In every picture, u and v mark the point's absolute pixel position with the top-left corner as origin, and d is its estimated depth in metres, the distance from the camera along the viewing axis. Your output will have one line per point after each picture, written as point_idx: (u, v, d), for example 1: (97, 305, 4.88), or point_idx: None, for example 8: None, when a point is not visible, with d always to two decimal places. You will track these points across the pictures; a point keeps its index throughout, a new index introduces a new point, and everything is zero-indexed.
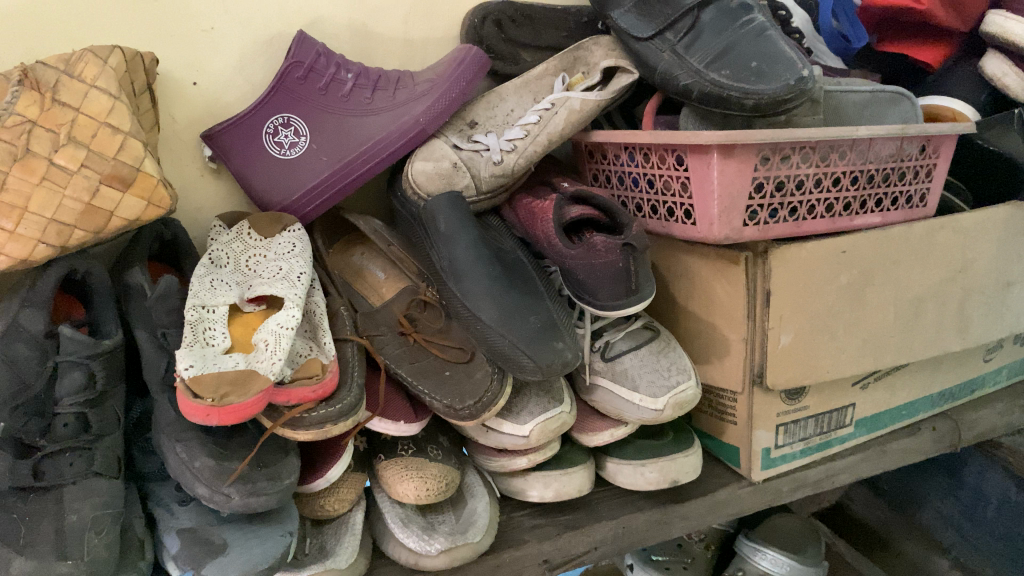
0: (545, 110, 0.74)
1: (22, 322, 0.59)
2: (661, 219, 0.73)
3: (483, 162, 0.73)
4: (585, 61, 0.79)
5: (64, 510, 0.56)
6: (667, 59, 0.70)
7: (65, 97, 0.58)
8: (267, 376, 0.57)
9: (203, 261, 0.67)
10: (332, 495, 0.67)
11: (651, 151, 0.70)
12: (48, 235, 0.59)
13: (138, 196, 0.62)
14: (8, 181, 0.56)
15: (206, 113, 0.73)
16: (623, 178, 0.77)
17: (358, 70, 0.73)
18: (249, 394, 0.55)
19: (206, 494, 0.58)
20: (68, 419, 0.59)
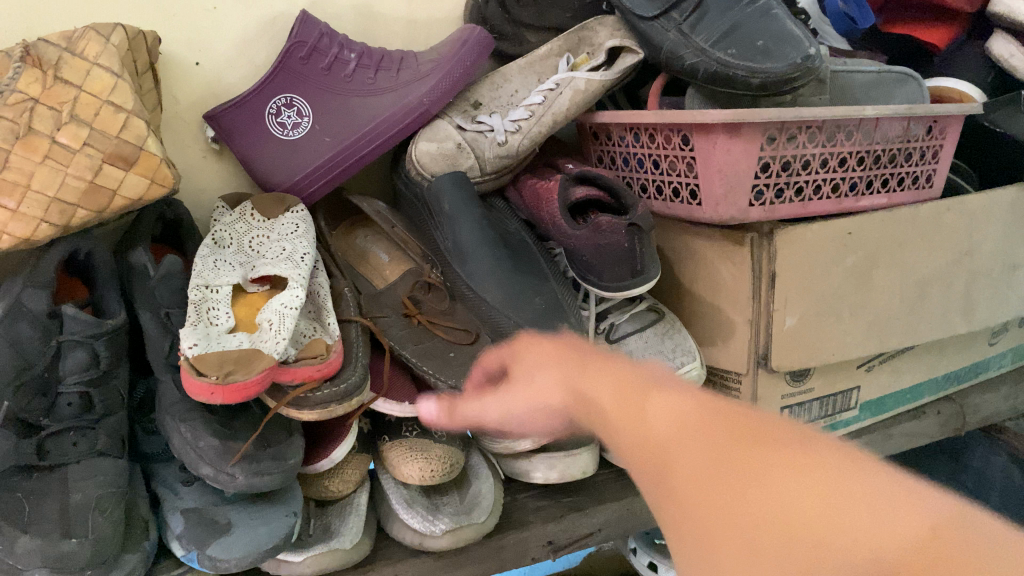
0: (550, 90, 0.74)
1: (25, 302, 0.58)
2: (667, 200, 0.72)
3: (486, 143, 0.73)
4: (589, 41, 0.77)
5: (69, 489, 0.57)
6: (673, 38, 0.70)
7: (67, 74, 0.58)
8: (271, 354, 0.57)
9: (206, 241, 0.66)
10: (336, 476, 0.67)
11: (656, 131, 0.69)
12: (51, 214, 0.59)
13: (141, 175, 0.61)
14: (10, 160, 0.56)
15: (209, 94, 0.73)
16: (628, 159, 0.75)
17: (361, 49, 0.73)
18: (254, 372, 0.55)
19: (211, 473, 0.59)
20: (72, 398, 0.59)
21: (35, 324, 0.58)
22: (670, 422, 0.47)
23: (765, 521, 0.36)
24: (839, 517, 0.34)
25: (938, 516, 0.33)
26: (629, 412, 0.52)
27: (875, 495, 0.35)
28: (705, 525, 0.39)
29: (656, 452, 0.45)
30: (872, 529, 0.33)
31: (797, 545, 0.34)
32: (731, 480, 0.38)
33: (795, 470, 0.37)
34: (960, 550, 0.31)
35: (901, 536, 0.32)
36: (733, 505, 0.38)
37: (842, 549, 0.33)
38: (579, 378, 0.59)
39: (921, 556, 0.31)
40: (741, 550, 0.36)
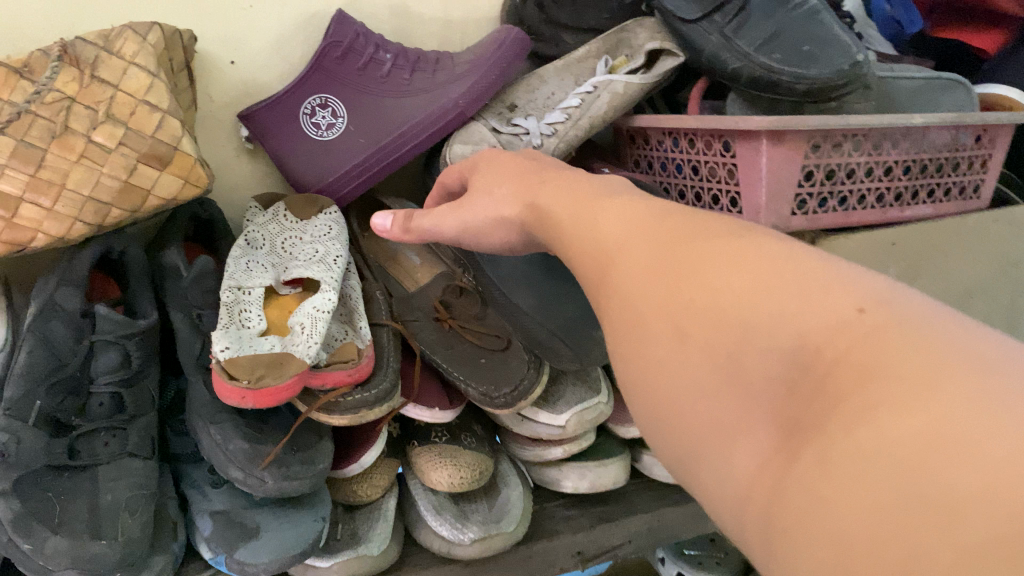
0: (587, 93, 0.72)
1: (59, 299, 0.58)
2: (705, 207, 0.71)
3: (521, 146, 0.73)
4: (628, 43, 0.76)
5: (99, 489, 0.56)
6: (715, 42, 0.68)
7: (104, 73, 0.58)
8: (303, 359, 0.56)
9: (239, 242, 0.66)
10: (364, 481, 0.67)
11: (696, 136, 0.68)
12: (85, 213, 0.59)
13: (176, 174, 0.62)
14: (46, 159, 0.56)
15: (244, 93, 0.72)
16: (665, 165, 0.74)
17: (396, 50, 0.72)
18: (285, 377, 0.54)
19: (240, 477, 0.58)
20: (104, 398, 0.60)
21: (68, 323, 0.58)
22: (603, 219, 0.40)
23: (678, 316, 0.31)
24: (749, 299, 0.29)
25: (865, 291, 0.28)
26: (585, 204, 0.43)
27: (804, 275, 0.29)
28: (630, 328, 0.34)
29: (608, 256, 0.38)
30: (794, 319, 0.27)
31: (710, 346, 0.30)
32: (662, 266, 0.33)
33: (707, 265, 0.31)
34: (888, 336, 0.25)
35: (826, 322, 0.27)
36: (644, 296, 0.33)
37: (767, 333, 0.28)
38: (541, 189, 0.48)
39: (835, 338, 0.26)
40: (658, 362, 0.32)
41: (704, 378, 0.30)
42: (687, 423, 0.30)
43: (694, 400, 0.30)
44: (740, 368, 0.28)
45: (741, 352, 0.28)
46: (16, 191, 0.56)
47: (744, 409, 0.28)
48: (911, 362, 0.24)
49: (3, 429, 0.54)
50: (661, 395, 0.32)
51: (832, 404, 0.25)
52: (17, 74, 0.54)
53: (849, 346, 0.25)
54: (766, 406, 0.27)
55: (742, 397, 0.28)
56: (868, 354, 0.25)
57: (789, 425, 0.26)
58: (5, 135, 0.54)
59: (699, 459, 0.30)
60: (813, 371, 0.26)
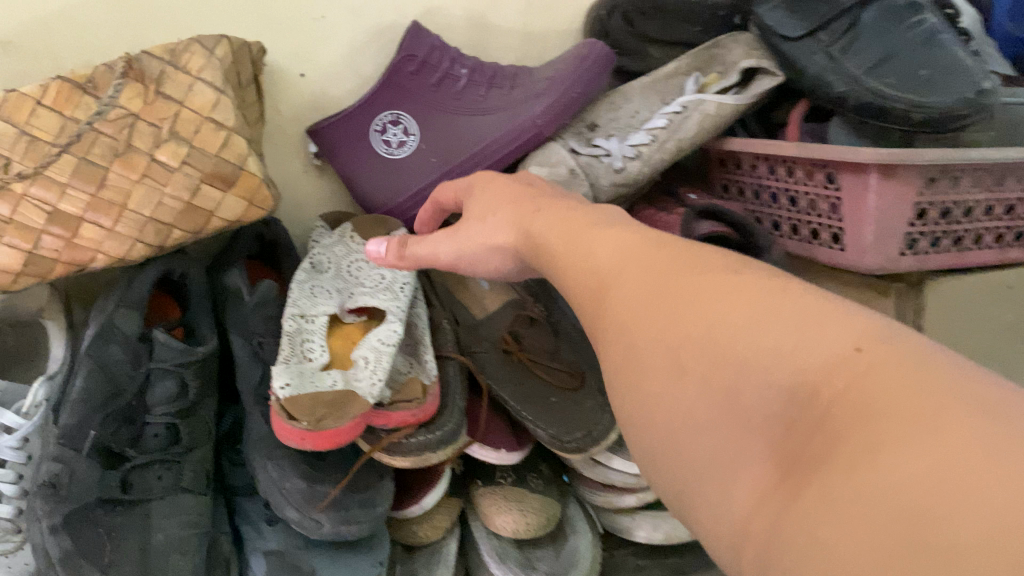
0: (675, 113, 0.67)
1: (118, 322, 0.56)
2: (803, 241, 0.65)
3: (602, 168, 0.68)
4: (721, 60, 0.71)
5: (151, 527, 0.54)
6: (820, 62, 0.62)
7: (169, 89, 0.54)
8: (366, 400, 0.52)
9: (303, 265, 0.63)
10: (426, 522, 0.63)
11: (796, 164, 0.62)
12: (146, 233, 0.56)
13: (240, 197, 0.58)
14: (108, 177, 0.53)
15: (313, 106, 0.69)
16: (759, 192, 0.68)
17: (472, 65, 0.69)
18: (346, 419, 0.51)
19: (296, 518, 0.55)
20: (159, 429, 0.58)
21: (125, 347, 0.56)
22: (583, 245, 0.38)
23: (669, 343, 0.29)
24: (744, 330, 0.27)
25: (866, 326, 0.26)
26: (571, 226, 0.40)
27: (801, 306, 0.27)
28: (617, 357, 0.32)
29: (597, 282, 0.35)
30: (791, 353, 0.25)
31: (703, 376, 0.27)
32: (650, 291, 0.31)
33: (698, 294, 0.29)
34: (893, 375, 0.23)
35: (824, 359, 0.25)
36: (633, 325, 0.31)
37: (766, 367, 0.26)
38: (533, 221, 0.43)
39: (836, 377, 0.24)
40: (651, 396, 0.29)
41: (696, 409, 0.27)
42: (675, 458, 0.28)
43: (685, 434, 0.27)
44: (735, 402, 0.26)
45: (736, 385, 0.26)
46: (76, 211, 0.53)
47: (737, 446, 0.26)
48: (917, 404, 0.22)
49: (57, 459, 0.52)
50: (650, 426, 0.29)
51: (836, 448, 0.23)
52: (81, 89, 0.53)
53: (850, 385, 0.24)
54: (763, 443, 0.25)
55: (737, 432, 0.26)
56: (873, 396, 0.23)
57: (786, 465, 0.24)
58: (68, 154, 0.52)
59: (687, 497, 0.27)
60: (813, 409, 0.24)
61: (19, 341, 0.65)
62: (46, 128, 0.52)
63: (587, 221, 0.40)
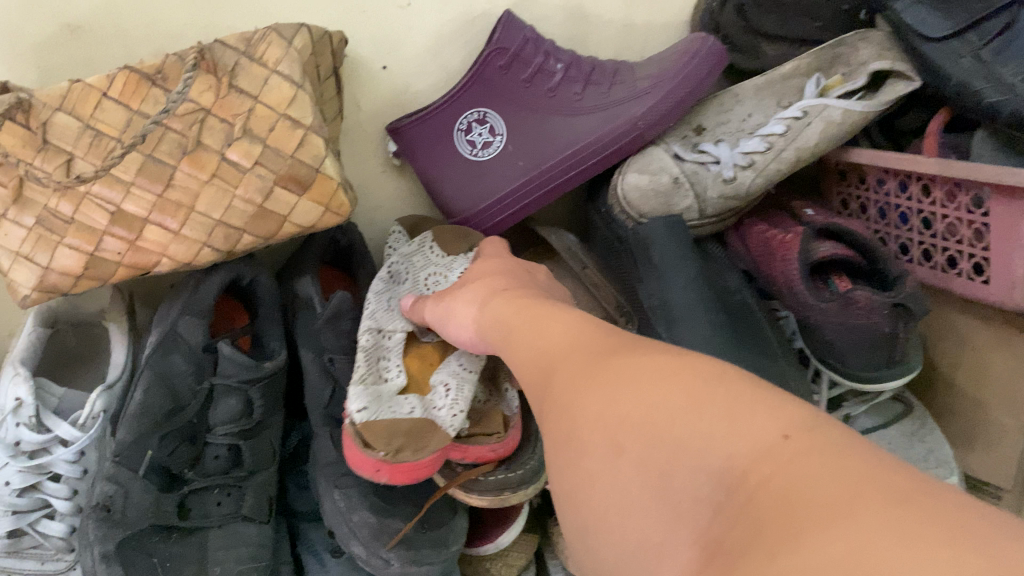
0: (794, 118, 0.60)
1: (181, 330, 0.51)
2: (935, 269, 0.58)
3: (710, 178, 0.61)
4: (846, 60, 0.63)
5: (208, 560, 0.51)
6: (967, 67, 0.54)
7: (244, 82, 0.49)
8: (447, 433, 0.48)
9: (382, 274, 0.58)
10: (500, 560, 0.58)
11: (933, 184, 0.55)
12: (215, 238, 0.52)
13: (316, 202, 0.53)
14: (176, 178, 0.49)
15: (395, 102, 0.64)
16: (885, 212, 0.61)
17: (569, 60, 0.62)
18: (426, 453, 0.46)
19: (361, 554, 0.51)
20: (220, 450, 0.53)
21: (188, 358, 0.52)
22: (531, 329, 0.37)
23: (604, 421, 0.28)
24: (677, 412, 0.26)
25: (795, 413, 0.25)
26: (528, 310, 0.39)
27: (734, 390, 0.26)
28: (554, 437, 0.30)
29: (544, 366, 0.34)
30: (722, 439, 0.24)
31: (639, 457, 0.26)
32: (589, 370, 0.31)
33: (635, 374, 0.28)
34: (815, 462, 0.22)
35: (752, 446, 0.24)
36: (573, 402, 0.30)
37: (698, 450, 0.25)
38: (483, 309, 0.44)
39: (763, 463, 0.23)
40: (589, 476, 0.28)
41: (627, 489, 0.26)
42: (608, 540, 0.26)
43: (618, 514, 0.26)
44: (668, 484, 0.25)
45: (670, 467, 0.25)
46: (141, 212, 0.49)
47: (668, 529, 0.24)
48: (839, 492, 0.21)
49: (111, 480, 0.49)
50: (587, 507, 0.28)
51: (757, 537, 0.21)
52: (150, 81, 0.47)
53: (775, 472, 0.22)
54: (691, 528, 0.24)
55: (668, 515, 0.24)
56: (795, 484, 0.22)
57: (712, 552, 0.23)
58: (133, 152, 0.47)
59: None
60: (739, 497, 0.23)
61: (79, 342, 0.62)
62: (112, 123, 0.47)
63: (542, 305, 0.39)
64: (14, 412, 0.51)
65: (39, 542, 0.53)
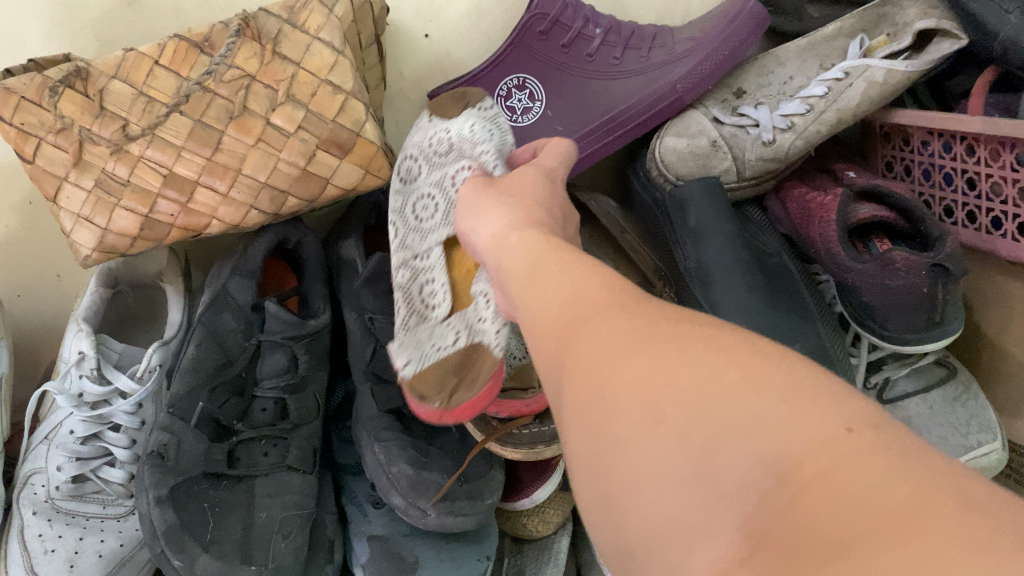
0: (835, 80, 0.59)
1: (232, 290, 0.57)
2: (981, 232, 0.56)
3: (749, 140, 0.61)
4: (893, 20, 0.62)
5: (255, 506, 0.52)
6: (1015, 23, 0.52)
7: (286, 49, 0.51)
8: (495, 356, 0.47)
9: (387, 192, 0.52)
10: (537, 515, 0.59)
11: (979, 142, 0.54)
12: (261, 200, 0.54)
13: (357, 164, 0.55)
14: (224, 142, 0.51)
15: (437, 70, 0.65)
16: (930, 173, 0.60)
17: (609, 24, 0.62)
18: (477, 390, 0.47)
19: (401, 505, 0.52)
20: (267, 403, 0.56)
21: (238, 316, 0.57)
22: (557, 276, 0.31)
23: (640, 385, 0.24)
24: (729, 391, 0.22)
25: (865, 409, 0.21)
26: (544, 253, 0.34)
27: (798, 377, 0.22)
28: (575, 395, 0.26)
29: (562, 327, 0.28)
30: (783, 426, 0.21)
31: (677, 428, 0.22)
32: (634, 333, 0.25)
33: (688, 342, 0.24)
34: (886, 463, 0.19)
35: (811, 434, 0.20)
36: (603, 355, 0.25)
37: (751, 432, 0.21)
38: (505, 241, 0.38)
39: (820, 455, 0.20)
40: (607, 435, 0.24)
41: (658, 464, 0.22)
42: (626, 516, 0.23)
43: (639, 495, 0.22)
44: (709, 465, 0.21)
45: (715, 445, 0.21)
46: (192, 174, 0.52)
47: (703, 515, 0.21)
48: (909, 499, 0.18)
49: (165, 429, 0.52)
50: (603, 478, 0.24)
51: (809, 536, 0.19)
52: (198, 49, 0.50)
53: (831, 467, 0.19)
54: (731, 517, 0.20)
55: (704, 499, 0.21)
56: (862, 482, 0.19)
57: (755, 545, 0.20)
58: (180, 115, 0.50)
59: (634, 562, 0.23)
60: (792, 488, 0.20)
61: (139, 303, 0.65)
62: (163, 90, 0.50)
63: (567, 251, 0.33)
64: (77, 364, 0.55)
65: (100, 487, 0.55)
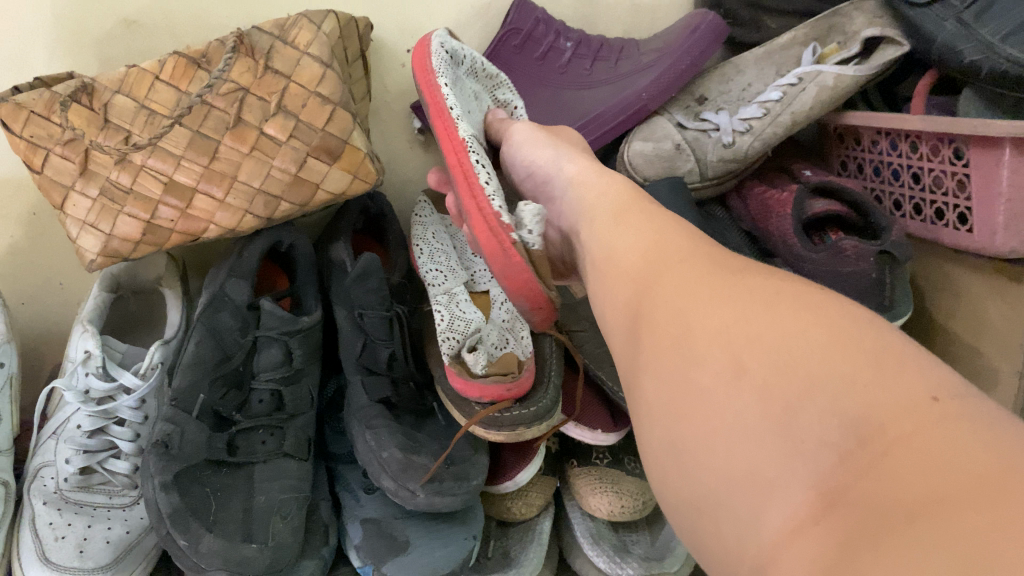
0: (791, 85, 0.64)
1: (229, 291, 0.60)
2: (926, 222, 0.61)
3: (711, 143, 0.66)
4: (842, 29, 0.67)
5: (254, 490, 0.56)
6: (950, 29, 0.56)
7: (278, 63, 0.55)
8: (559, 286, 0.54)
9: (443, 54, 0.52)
10: (519, 498, 0.63)
11: (920, 139, 0.58)
12: (255, 205, 0.58)
13: (345, 170, 0.59)
14: (220, 151, 0.55)
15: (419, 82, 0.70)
16: (880, 169, 0.64)
17: (578, 38, 0.67)
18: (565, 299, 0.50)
19: (391, 487, 0.55)
20: (264, 395, 0.60)
21: (235, 314, 0.60)
22: (634, 222, 0.39)
23: (728, 340, 0.29)
24: (819, 350, 0.27)
25: (938, 377, 0.26)
26: (624, 203, 0.42)
27: (882, 346, 0.26)
28: (662, 346, 0.32)
29: (643, 270, 0.36)
30: (865, 388, 0.25)
31: (759, 385, 0.27)
32: (712, 277, 0.32)
33: (774, 300, 0.29)
34: (961, 433, 0.23)
35: (899, 401, 0.24)
36: (690, 311, 0.31)
37: (832, 394, 0.25)
38: (593, 184, 0.46)
39: (902, 419, 0.24)
40: (699, 389, 0.29)
41: (741, 416, 0.27)
42: (708, 464, 0.27)
43: (719, 444, 0.27)
44: (792, 423, 0.26)
45: (797, 406, 0.26)
46: (190, 182, 0.55)
47: (785, 468, 0.25)
48: (987, 470, 0.22)
49: (170, 420, 0.55)
50: (685, 429, 0.29)
51: (893, 498, 0.22)
52: (196, 64, 0.53)
53: (915, 432, 0.23)
54: (809, 473, 0.25)
55: (788, 453, 0.25)
56: (941, 447, 0.23)
57: (835, 499, 0.24)
58: (181, 126, 0.53)
59: (711, 505, 0.27)
60: (873, 449, 0.24)
61: (139, 308, 0.69)
62: (163, 103, 0.53)
63: (643, 204, 0.41)
64: (83, 362, 0.58)
65: (107, 479, 0.58)
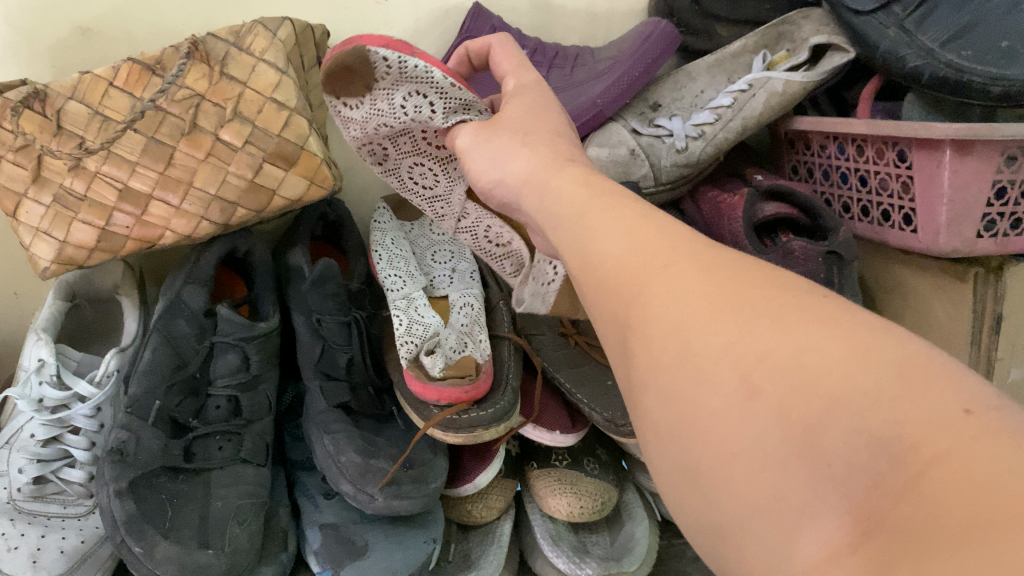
0: (741, 91, 0.65)
1: (185, 296, 0.59)
2: (874, 224, 0.62)
3: (664, 148, 0.67)
4: (791, 36, 0.69)
5: (210, 496, 0.55)
6: (893, 37, 0.57)
7: (234, 70, 0.55)
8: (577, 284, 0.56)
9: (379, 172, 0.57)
10: (480, 501, 0.64)
11: (866, 143, 0.59)
12: (212, 211, 0.57)
13: (301, 175, 0.59)
14: (176, 157, 0.54)
15: None
16: (829, 173, 0.66)
17: (533, 46, 0.69)
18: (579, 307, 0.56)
19: (350, 491, 0.55)
20: (220, 401, 0.60)
21: (191, 321, 0.59)
22: (614, 220, 0.32)
23: (736, 357, 0.23)
24: (837, 364, 0.21)
25: (978, 389, 0.20)
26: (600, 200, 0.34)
27: (910, 354, 0.21)
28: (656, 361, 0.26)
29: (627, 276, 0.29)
30: (892, 405, 0.20)
31: (776, 408, 0.22)
32: (718, 290, 0.25)
33: (781, 314, 0.23)
34: (1005, 442, 0.18)
35: (929, 416, 0.19)
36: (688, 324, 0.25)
37: (859, 412, 0.20)
38: (554, 181, 0.37)
39: (938, 434, 0.19)
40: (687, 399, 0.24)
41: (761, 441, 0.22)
42: (719, 486, 0.23)
43: (716, 432, 0.23)
44: (815, 446, 0.21)
45: (819, 426, 0.21)
46: (146, 188, 0.54)
47: (811, 496, 0.20)
48: None
49: (125, 428, 0.54)
50: (695, 444, 0.24)
51: (928, 517, 0.18)
52: (150, 71, 0.53)
53: (955, 447, 0.18)
54: (838, 501, 0.20)
55: (816, 481, 0.20)
56: (978, 464, 0.18)
57: (868, 531, 0.19)
58: (135, 132, 0.53)
59: (725, 532, 0.22)
60: (907, 470, 0.19)
61: (95, 317, 0.68)
62: (118, 109, 0.53)
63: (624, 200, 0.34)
64: (37, 370, 0.58)
65: (61, 488, 0.58)
